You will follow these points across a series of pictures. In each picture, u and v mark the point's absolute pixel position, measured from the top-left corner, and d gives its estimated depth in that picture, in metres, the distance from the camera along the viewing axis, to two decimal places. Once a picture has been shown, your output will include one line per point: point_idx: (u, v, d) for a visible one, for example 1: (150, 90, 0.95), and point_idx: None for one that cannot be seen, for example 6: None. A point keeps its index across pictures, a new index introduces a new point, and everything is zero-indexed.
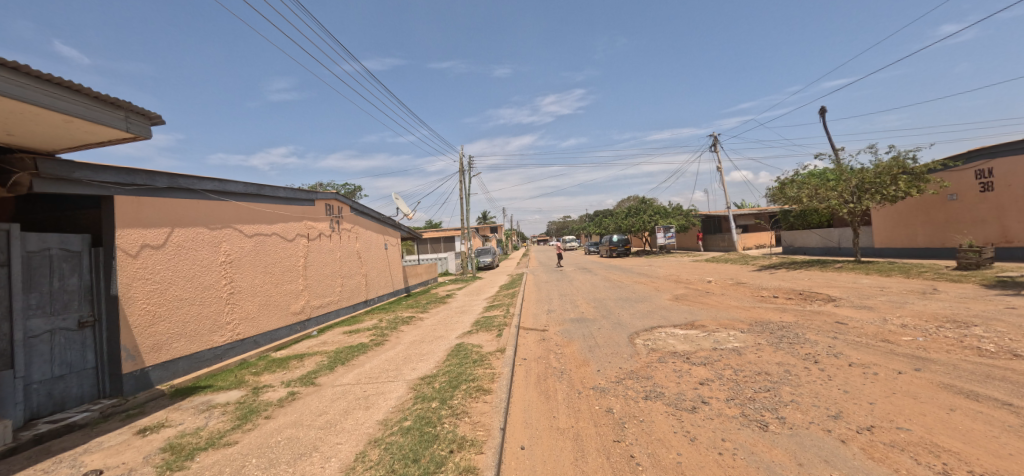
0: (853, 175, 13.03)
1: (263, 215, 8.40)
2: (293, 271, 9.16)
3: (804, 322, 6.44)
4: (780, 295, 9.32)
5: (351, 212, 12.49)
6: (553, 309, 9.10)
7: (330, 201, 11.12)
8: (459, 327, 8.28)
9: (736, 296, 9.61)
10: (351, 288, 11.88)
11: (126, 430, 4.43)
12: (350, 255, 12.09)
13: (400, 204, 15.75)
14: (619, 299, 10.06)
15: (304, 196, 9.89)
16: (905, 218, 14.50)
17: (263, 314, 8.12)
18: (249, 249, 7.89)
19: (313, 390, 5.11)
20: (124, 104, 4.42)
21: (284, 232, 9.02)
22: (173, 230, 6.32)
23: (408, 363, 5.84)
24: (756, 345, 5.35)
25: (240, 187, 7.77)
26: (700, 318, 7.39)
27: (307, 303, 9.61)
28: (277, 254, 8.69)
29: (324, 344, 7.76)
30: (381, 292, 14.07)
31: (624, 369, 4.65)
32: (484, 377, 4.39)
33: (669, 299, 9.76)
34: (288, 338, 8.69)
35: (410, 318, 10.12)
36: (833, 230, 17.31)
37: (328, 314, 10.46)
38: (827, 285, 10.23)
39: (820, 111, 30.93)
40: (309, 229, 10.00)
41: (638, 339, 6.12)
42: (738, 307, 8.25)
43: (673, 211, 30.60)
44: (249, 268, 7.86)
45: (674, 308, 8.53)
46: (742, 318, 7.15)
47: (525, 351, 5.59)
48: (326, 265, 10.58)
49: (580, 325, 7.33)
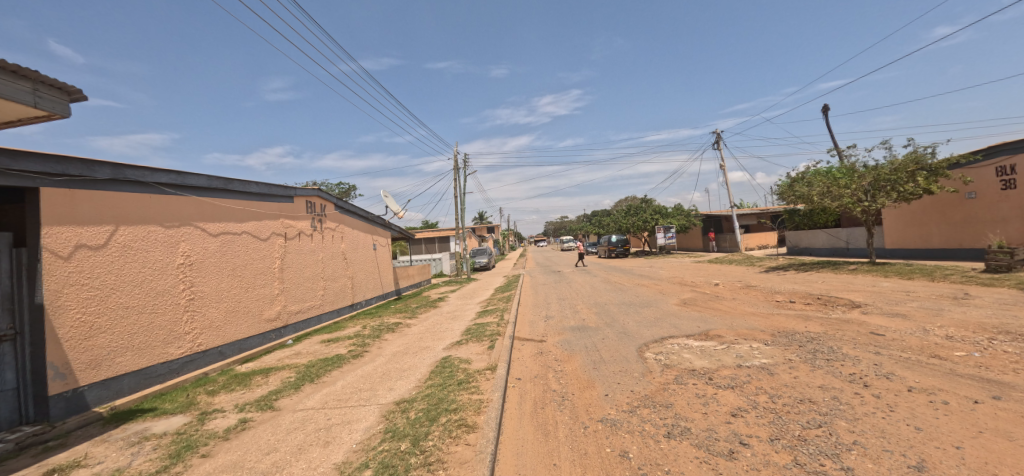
0: (867, 172, 12.34)
1: (232, 213, 7.62)
2: (267, 273, 8.37)
3: (836, 333, 5.71)
4: (797, 300, 8.59)
5: (335, 210, 11.68)
6: (552, 316, 8.34)
7: (311, 198, 10.33)
8: (447, 336, 7.49)
9: (750, 301, 8.85)
10: (335, 291, 11.09)
11: (32, 471, 3.63)
12: (334, 256, 11.29)
13: (389, 202, 14.96)
14: (622, 304, 9.30)
15: (281, 192, 9.11)
16: (920, 217, 13.84)
17: (230, 322, 7.33)
18: (213, 249, 7.11)
19: (268, 418, 4.31)
20: (31, 74, 3.61)
21: (256, 232, 8.23)
22: (117, 228, 5.55)
23: (384, 382, 5.05)
24: (787, 362, 4.62)
25: (204, 180, 6.98)
26: (715, 326, 6.65)
27: (284, 309, 8.81)
28: (248, 255, 7.90)
29: (296, 356, 6.96)
30: (368, 295, 13.26)
31: (637, 394, 3.89)
32: (468, 406, 3.62)
33: (676, 304, 9.02)
34: (259, 347, 7.89)
35: (396, 325, 9.33)
36: (842, 230, 16.62)
37: (307, 320, 9.66)
38: (845, 289, 9.51)
39: (823, 107, 30.48)
40: (285, 228, 9.19)
41: (649, 353, 5.38)
42: (754, 313, 7.51)
43: (673, 211, 29.92)
44: (214, 271, 7.07)
45: (683, 315, 7.78)
46: (762, 328, 6.41)
47: (520, 369, 4.83)
48: (306, 267, 9.78)
49: (582, 335, 6.58)
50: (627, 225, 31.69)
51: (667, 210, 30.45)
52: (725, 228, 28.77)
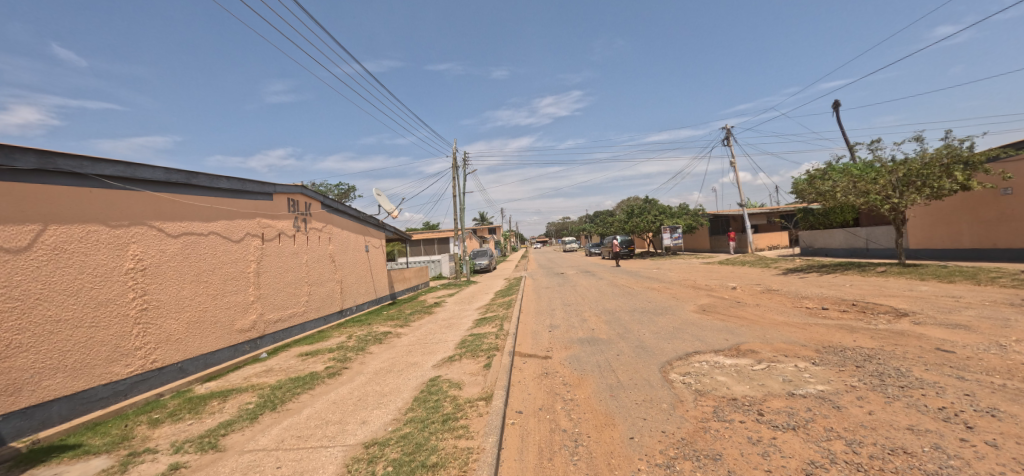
0: (895, 166, 11.45)
1: (197, 210, 6.79)
2: (240, 278, 7.53)
3: (897, 349, 4.81)
4: (830, 308, 7.68)
5: (322, 209, 10.84)
6: (557, 325, 7.46)
7: (293, 195, 9.49)
8: (439, 349, 6.62)
9: (776, 308, 7.96)
10: (321, 297, 10.25)
11: None
12: (321, 259, 10.44)
13: (383, 201, 14.11)
14: (635, 311, 8.42)
15: (258, 188, 8.27)
16: (947, 215, 12.94)
17: (194, 334, 6.50)
18: (174, 252, 6.30)
19: (207, 463, 3.45)
20: None
21: (227, 232, 7.39)
22: (47, 228, 4.71)
23: (356, 412, 4.19)
24: (850, 391, 3.73)
25: (160, 174, 6.17)
26: (746, 339, 5.76)
27: (260, 318, 7.97)
28: (217, 258, 7.08)
29: (266, 373, 6.10)
30: (360, 300, 12.41)
31: (672, 439, 3.01)
32: (452, 460, 2.74)
33: (695, 311, 8.13)
34: (228, 362, 7.04)
35: (385, 334, 8.48)
36: (862, 229, 15.72)
37: (287, 330, 8.80)
38: (881, 294, 8.60)
39: (834, 104, 29.57)
40: (263, 228, 8.35)
41: (675, 374, 4.51)
42: (788, 323, 6.61)
43: (679, 212, 29.03)
44: (174, 276, 6.24)
45: (705, 324, 6.90)
46: (803, 342, 5.51)
47: (521, 398, 3.96)
48: (288, 271, 8.94)
49: (592, 349, 5.71)
50: (631, 225, 30.78)
51: (672, 209, 29.55)
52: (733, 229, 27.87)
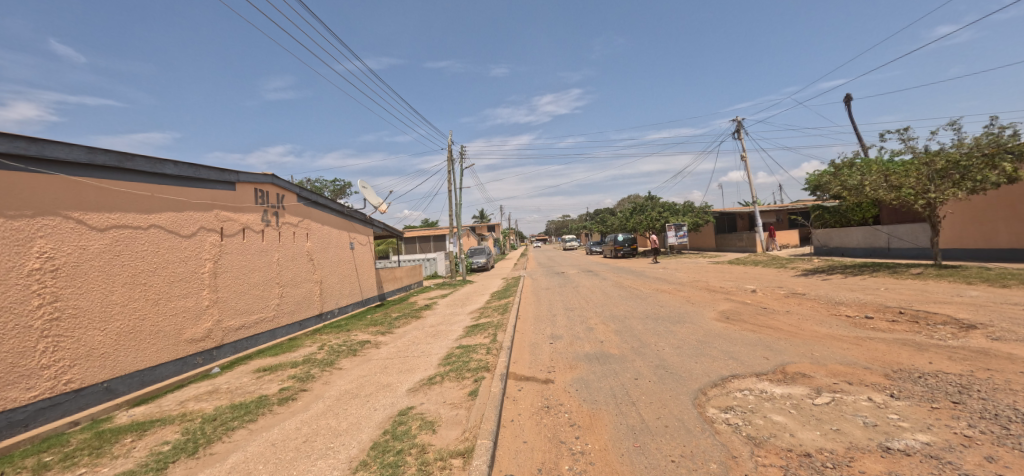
0: (930, 158, 10.40)
1: (134, 199, 5.74)
2: (190, 280, 6.47)
3: (994, 377, 3.77)
4: (875, 317, 6.64)
5: (299, 202, 9.78)
6: (559, 336, 6.42)
7: (261, 186, 8.42)
8: (420, 366, 5.56)
9: (812, 316, 6.90)
10: (296, 299, 9.20)
11: None
12: (296, 257, 9.38)
13: (369, 195, 13.04)
14: (647, 319, 7.38)
15: (216, 176, 7.19)
16: (981, 213, 11.89)
17: (126, 347, 5.45)
18: (100, 250, 5.24)
19: None
20: None
21: (175, 226, 6.33)
22: None
23: (295, 464, 3.14)
24: (969, 446, 2.69)
25: (81, 154, 5.12)
26: (792, 359, 4.71)
27: (217, 326, 6.92)
28: (160, 257, 6.01)
29: (208, 396, 5.04)
30: (342, 302, 11.35)
31: None
32: None
33: (717, 319, 7.09)
34: (173, 378, 6.00)
35: (363, 344, 7.42)
36: (882, 229, 14.72)
37: (252, 338, 7.74)
38: (928, 300, 7.56)
39: (844, 97, 28.47)
40: (222, 222, 7.28)
41: (715, 412, 3.45)
42: (834, 336, 5.56)
43: (683, 209, 28.05)
44: (98, 279, 5.18)
45: (734, 336, 5.86)
46: (865, 363, 4.45)
47: (514, 452, 2.89)
48: (253, 272, 7.88)
49: (603, 370, 4.66)
50: (633, 223, 29.68)
51: (676, 207, 28.49)
52: (739, 227, 27.46)
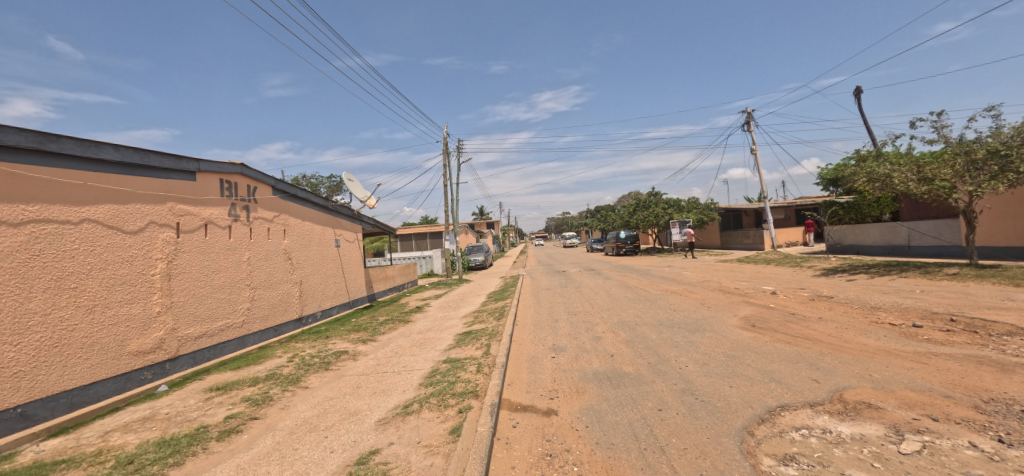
0: (967, 147, 9.51)
1: (61, 189, 4.83)
2: (135, 283, 5.59)
3: None
4: (925, 326, 5.75)
5: (274, 194, 8.90)
6: (562, 348, 5.54)
7: (228, 176, 7.53)
8: (397, 386, 4.68)
9: (850, 324, 6.02)
10: (271, 302, 8.36)
11: None
12: (272, 255, 8.53)
13: (356, 189, 12.15)
14: (661, 326, 6.51)
15: (171, 164, 6.30)
16: (1016, 209, 11.04)
17: (49, 364, 4.55)
18: (13, 249, 4.30)
19: None
20: None
21: (116, 220, 5.44)
22: None
23: None
24: None
25: None
26: (849, 383, 3.85)
27: (171, 335, 6.06)
28: (95, 257, 5.12)
29: (139, 426, 4.18)
30: (325, 304, 10.49)
31: None
32: None
33: (740, 327, 6.23)
34: (111, 398, 5.11)
35: (339, 355, 6.54)
36: (901, 227, 13.90)
37: (215, 347, 6.87)
38: (978, 305, 6.69)
39: (854, 90, 27.51)
40: (179, 216, 6.40)
41: (774, 466, 2.58)
42: (889, 351, 4.68)
43: (688, 205, 27.15)
44: (10, 284, 4.27)
45: (767, 350, 4.99)
46: (945, 391, 3.57)
47: None
48: (218, 273, 7.01)
49: (618, 397, 3.78)
50: (635, 220, 28.78)
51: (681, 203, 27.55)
52: (745, 224, 26.64)
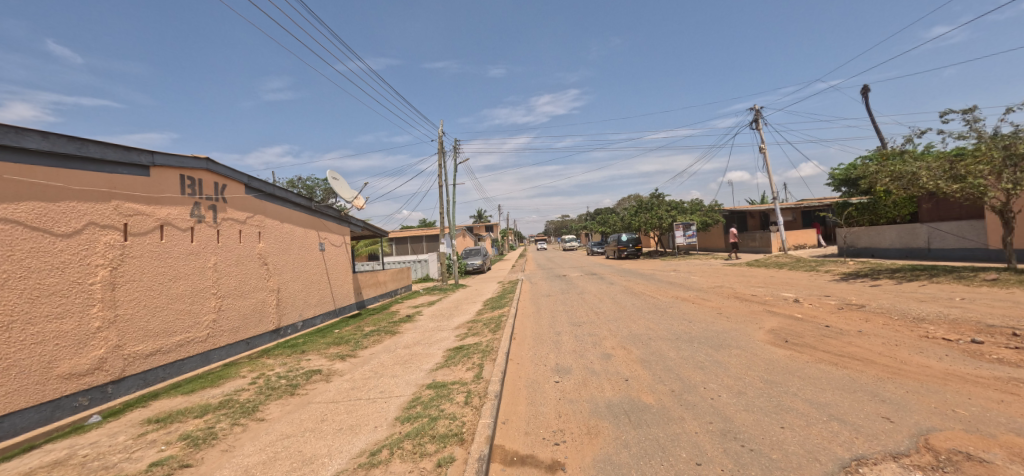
0: (1004, 141, 8.77)
1: None
2: (66, 295, 4.76)
3: None
4: (988, 342, 4.95)
5: (247, 193, 8.10)
6: (567, 370, 4.73)
7: (191, 171, 6.74)
8: (369, 421, 3.86)
9: (899, 339, 5.22)
10: (243, 313, 7.55)
11: None
12: (244, 260, 7.74)
13: (342, 188, 11.36)
14: (678, 342, 5.71)
15: (118, 156, 5.52)
16: None
17: None
18: None
19: None
20: None
21: (44, 219, 4.62)
22: None
23: None
24: None
25: None
26: (931, 424, 3.05)
27: (115, 352, 5.25)
28: (15, 264, 4.30)
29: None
30: (307, 313, 9.68)
31: None
32: None
33: (771, 343, 5.41)
34: (30, 432, 4.27)
35: (311, 374, 5.72)
36: (921, 228, 13.15)
37: (171, 365, 6.04)
38: None
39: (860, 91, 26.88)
40: (127, 215, 5.61)
41: None
42: (963, 377, 3.86)
43: (692, 207, 26.36)
44: None
45: (811, 373, 4.19)
46: None
47: None
48: (176, 281, 6.21)
49: (642, 442, 2.97)
50: (638, 222, 28.00)
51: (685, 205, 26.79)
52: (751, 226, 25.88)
